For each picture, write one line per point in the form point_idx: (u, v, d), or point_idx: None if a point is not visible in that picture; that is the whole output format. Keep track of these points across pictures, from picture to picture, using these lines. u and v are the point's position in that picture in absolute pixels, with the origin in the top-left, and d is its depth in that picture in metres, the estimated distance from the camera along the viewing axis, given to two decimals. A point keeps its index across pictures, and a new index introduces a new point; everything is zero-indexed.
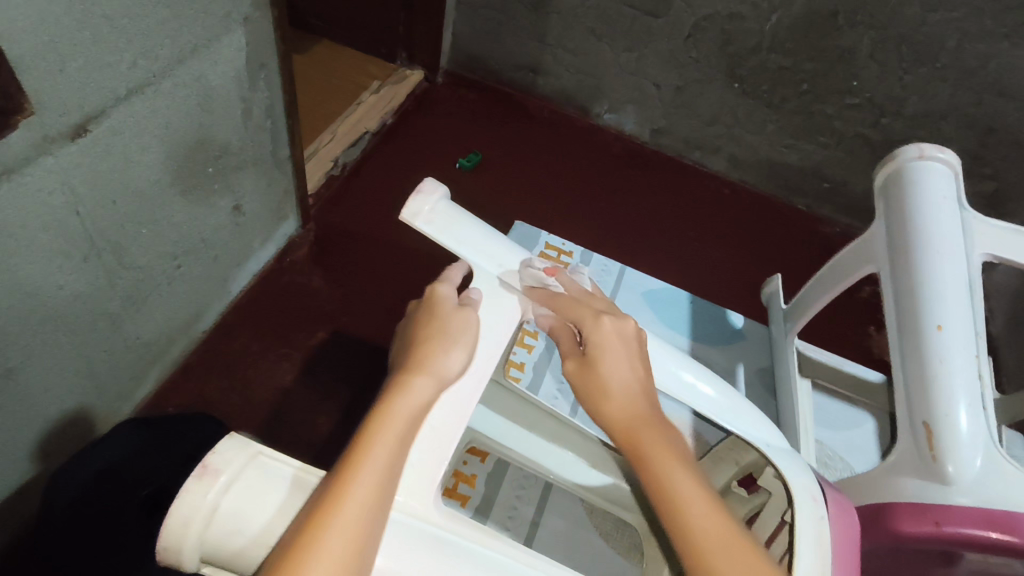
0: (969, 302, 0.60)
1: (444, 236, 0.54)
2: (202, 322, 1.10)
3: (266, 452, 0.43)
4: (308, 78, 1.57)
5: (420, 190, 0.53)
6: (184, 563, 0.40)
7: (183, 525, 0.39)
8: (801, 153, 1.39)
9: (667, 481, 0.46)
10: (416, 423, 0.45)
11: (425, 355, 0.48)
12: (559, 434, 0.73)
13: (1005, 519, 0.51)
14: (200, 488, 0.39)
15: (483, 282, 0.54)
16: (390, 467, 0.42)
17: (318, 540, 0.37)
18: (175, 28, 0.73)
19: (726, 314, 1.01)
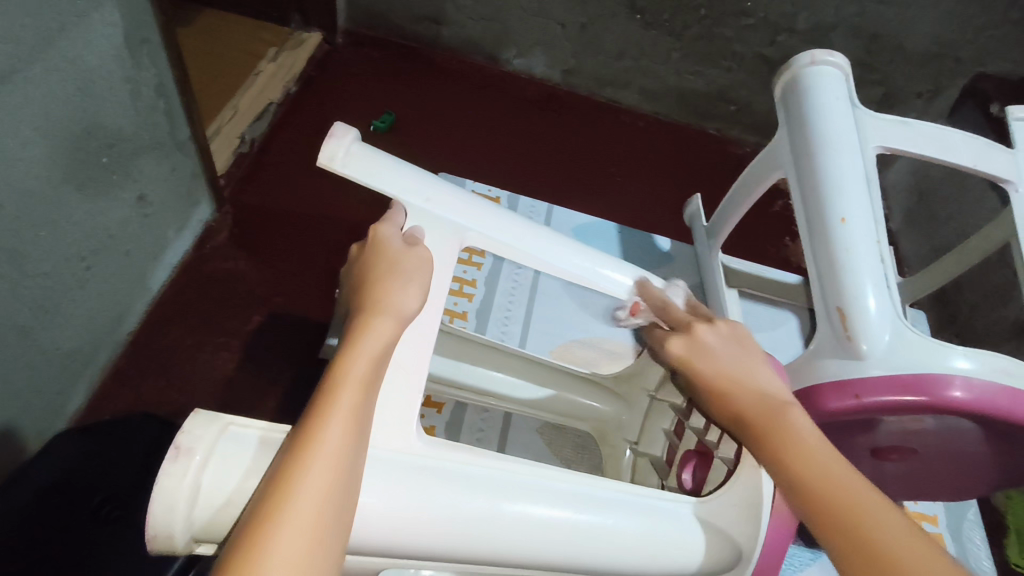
0: (867, 193, 0.65)
1: (366, 178, 0.53)
2: (126, 324, 1.05)
3: (235, 422, 0.44)
4: (198, 51, 1.47)
5: (332, 135, 0.51)
6: (176, 543, 0.41)
7: (169, 507, 0.40)
8: (707, 78, 1.44)
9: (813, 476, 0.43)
10: (382, 363, 0.45)
11: (380, 295, 0.47)
12: (505, 363, 0.75)
13: (914, 382, 0.57)
14: (178, 470, 0.40)
15: (417, 218, 0.54)
16: (359, 409, 0.42)
17: (296, 480, 0.37)
18: (37, 8, 0.67)
19: (652, 239, 1.05)
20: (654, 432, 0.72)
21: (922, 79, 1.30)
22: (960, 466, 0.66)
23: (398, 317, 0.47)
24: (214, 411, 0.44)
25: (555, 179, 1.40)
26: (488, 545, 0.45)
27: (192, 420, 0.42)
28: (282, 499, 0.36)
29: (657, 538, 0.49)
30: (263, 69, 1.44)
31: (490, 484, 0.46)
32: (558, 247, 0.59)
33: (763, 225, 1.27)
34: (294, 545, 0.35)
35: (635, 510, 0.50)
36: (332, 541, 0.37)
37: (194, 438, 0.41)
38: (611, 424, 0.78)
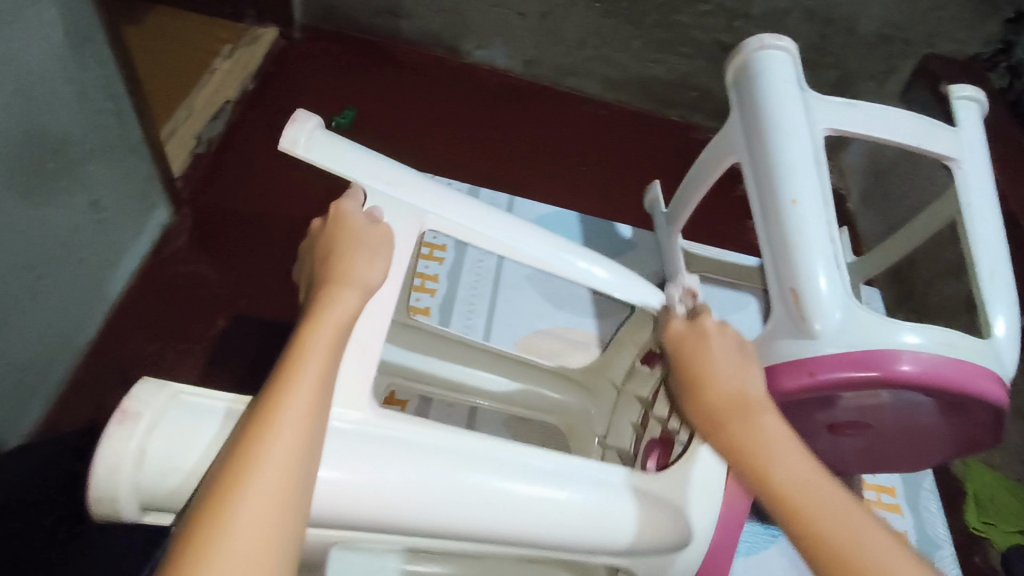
0: (817, 173, 0.66)
1: (328, 163, 0.52)
2: (84, 333, 1.02)
3: (184, 391, 0.45)
4: (147, 49, 1.42)
5: (294, 120, 0.51)
6: (119, 506, 0.42)
7: (112, 469, 0.41)
8: (668, 66, 1.45)
9: (765, 470, 0.46)
10: (347, 332, 0.44)
11: (345, 266, 0.47)
12: (473, 359, 0.76)
13: (865, 358, 0.59)
14: (122, 433, 0.41)
15: (377, 202, 0.53)
16: (326, 375, 0.41)
17: (261, 444, 0.37)
18: None
19: (615, 226, 1.05)
20: (623, 425, 0.72)
21: (875, 62, 1.33)
22: (916, 439, 0.67)
23: (364, 287, 0.47)
24: (165, 381, 0.45)
25: (519, 170, 1.39)
26: (449, 519, 0.46)
27: (139, 386, 0.43)
28: (247, 465, 0.36)
29: (608, 514, 0.50)
30: (218, 67, 1.40)
31: (450, 455, 0.47)
32: (521, 232, 0.59)
33: (725, 209, 1.29)
34: (259, 507, 0.35)
35: (588, 482, 0.51)
36: (297, 504, 0.37)
37: (140, 402, 0.42)
38: (579, 417, 0.78)
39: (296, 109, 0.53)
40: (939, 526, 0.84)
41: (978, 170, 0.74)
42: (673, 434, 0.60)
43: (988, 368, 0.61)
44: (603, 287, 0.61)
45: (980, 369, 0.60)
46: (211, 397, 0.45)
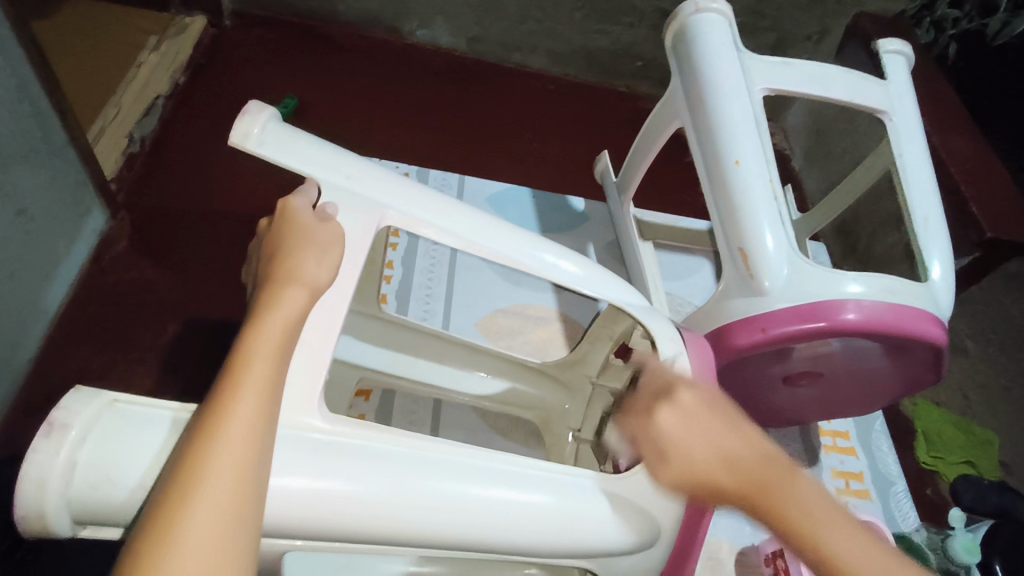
0: (757, 132, 0.67)
1: (283, 157, 0.50)
2: (23, 351, 0.96)
3: (120, 398, 0.42)
4: (66, 45, 1.34)
5: (244, 113, 0.49)
6: (53, 524, 0.39)
7: (39, 485, 0.38)
8: (611, 37, 1.46)
9: (825, 547, 0.42)
10: (294, 333, 0.43)
11: (289, 264, 0.45)
12: (446, 354, 0.74)
13: (812, 311, 0.60)
14: (48, 445, 0.38)
15: (333, 193, 0.51)
16: (273, 379, 0.40)
17: (208, 452, 0.36)
18: None
19: (566, 199, 1.03)
20: (594, 419, 0.71)
21: (809, 23, 1.36)
22: (864, 384, 0.70)
23: (311, 287, 0.45)
24: (97, 387, 0.42)
25: (469, 150, 1.38)
26: (407, 521, 0.45)
27: (69, 394, 0.40)
28: (191, 478, 0.35)
29: (571, 513, 0.50)
30: (146, 60, 1.33)
31: (404, 456, 0.46)
32: (480, 220, 0.57)
33: (675, 176, 1.32)
34: (212, 522, 0.34)
35: (552, 487, 0.50)
36: (251, 512, 0.36)
37: (69, 412, 0.39)
38: (554, 413, 0.76)
39: (248, 101, 0.51)
40: (891, 464, 0.87)
41: (910, 121, 0.77)
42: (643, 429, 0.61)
43: (927, 311, 0.64)
44: (571, 281, 0.59)
45: (920, 312, 0.63)
46: (152, 404, 0.42)
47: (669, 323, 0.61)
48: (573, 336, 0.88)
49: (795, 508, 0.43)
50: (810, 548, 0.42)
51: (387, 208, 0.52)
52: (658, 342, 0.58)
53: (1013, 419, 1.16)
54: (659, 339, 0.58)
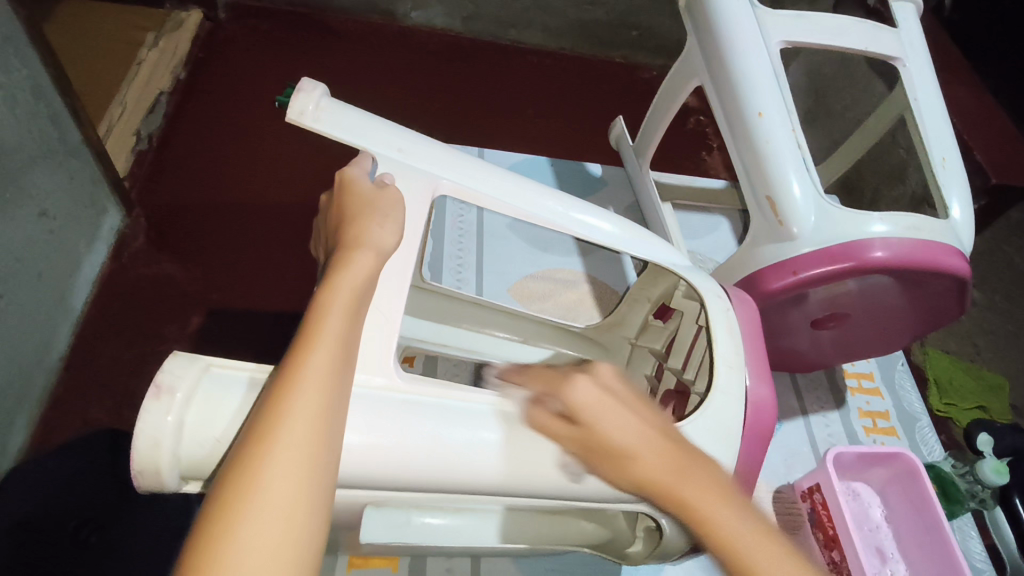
0: (777, 84, 0.69)
1: (337, 131, 0.52)
2: (54, 349, 0.99)
3: (216, 362, 0.44)
4: (63, 44, 1.34)
5: (300, 90, 0.51)
6: (165, 481, 0.42)
7: (152, 443, 0.40)
8: (607, 7, 1.47)
9: (715, 527, 0.42)
10: (364, 292, 0.45)
11: (353, 232, 0.47)
12: (485, 320, 0.75)
13: (841, 252, 0.63)
14: (159, 407, 0.40)
15: (387, 165, 0.54)
16: (345, 338, 0.42)
17: (287, 402, 0.38)
18: None
19: (584, 165, 1.03)
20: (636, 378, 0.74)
21: None
22: (890, 325, 0.72)
23: (378, 250, 0.47)
24: (194, 353, 0.44)
25: (476, 128, 1.39)
26: (480, 471, 0.47)
27: (171, 359, 0.42)
28: (272, 422, 0.37)
29: None
30: (144, 59, 1.33)
31: (472, 412, 0.48)
32: (518, 184, 0.59)
33: (678, 145, 1.36)
34: (289, 462, 0.36)
35: None
36: (326, 461, 0.38)
37: (174, 376, 0.41)
38: None
39: (301, 80, 0.53)
40: (915, 402, 0.90)
41: (921, 68, 0.78)
42: (689, 385, 0.63)
43: (949, 245, 0.66)
44: (610, 241, 0.61)
45: (943, 247, 0.65)
46: (242, 367, 0.45)
47: (714, 281, 0.61)
48: (602, 297, 0.90)
49: (691, 493, 0.43)
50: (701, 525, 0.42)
51: (433, 174, 0.55)
52: (704, 298, 0.58)
53: (1022, 362, 1.19)
54: (704, 293, 0.59)
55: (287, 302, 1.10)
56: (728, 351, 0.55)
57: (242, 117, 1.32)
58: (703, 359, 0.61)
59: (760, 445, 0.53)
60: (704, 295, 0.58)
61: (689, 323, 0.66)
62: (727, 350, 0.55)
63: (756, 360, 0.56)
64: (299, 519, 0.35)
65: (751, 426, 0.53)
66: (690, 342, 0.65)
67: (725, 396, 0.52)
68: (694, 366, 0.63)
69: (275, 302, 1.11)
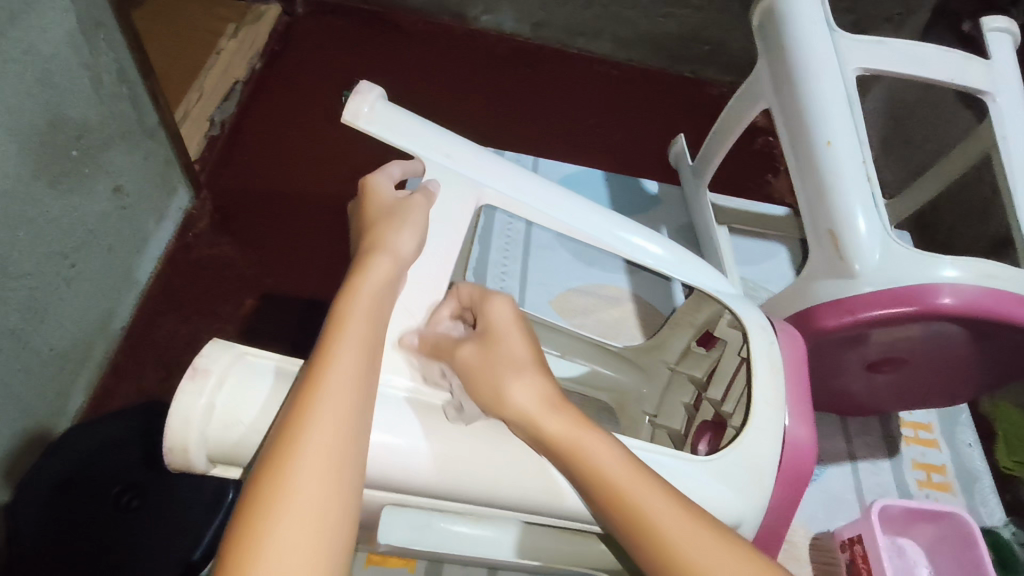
0: (850, 112, 0.66)
1: (389, 135, 0.53)
2: (117, 320, 1.04)
3: (251, 350, 0.45)
4: (151, 31, 1.41)
5: (356, 92, 0.52)
6: (193, 461, 0.43)
7: (183, 422, 0.41)
8: (678, 20, 1.43)
9: (587, 458, 0.42)
10: (386, 296, 0.45)
11: (378, 236, 0.48)
12: None
13: (905, 295, 0.59)
14: (192, 387, 0.42)
15: (435, 172, 0.54)
16: (371, 340, 0.43)
17: (313, 404, 0.38)
18: None
19: (640, 182, 1.01)
20: (674, 405, 0.71)
21: (892, 2, 1.29)
22: (953, 375, 0.68)
23: (397, 255, 0.47)
24: (232, 340, 0.45)
25: (533, 134, 1.39)
26: (503, 485, 0.46)
27: (209, 343, 0.43)
28: (300, 423, 0.37)
29: None
30: (223, 49, 1.40)
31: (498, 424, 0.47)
32: (566, 198, 0.58)
33: (740, 166, 1.32)
34: (317, 463, 0.36)
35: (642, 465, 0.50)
36: (355, 459, 0.38)
37: (210, 359, 0.43)
38: (631, 395, 0.75)
39: (358, 81, 0.54)
40: (977, 459, 0.83)
41: (1014, 103, 0.73)
42: (726, 417, 0.59)
43: None
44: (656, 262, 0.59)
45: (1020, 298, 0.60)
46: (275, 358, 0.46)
47: (760, 311, 0.59)
48: (647, 317, 0.88)
49: (567, 430, 0.43)
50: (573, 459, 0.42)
51: (482, 184, 0.55)
52: (748, 332, 0.56)
53: None
54: (747, 325, 0.56)
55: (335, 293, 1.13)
56: (768, 387, 0.52)
57: (307, 109, 1.36)
58: (741, 392, 0.58)
59: (796, 490, 0.50)
60: (747, 326, 0.56)
61: (731, 354, 0.63)
62: (766, 385, 0.52)
63: (798, 399, 0.53)
64: (328, 519, 0.35)
65: (789, 468, 0.50)
66: (730, 375, 0.62)
67: (764, 434, 0.50)
68: (734, 399, 0.59)
69: (324, 291, 1.13)
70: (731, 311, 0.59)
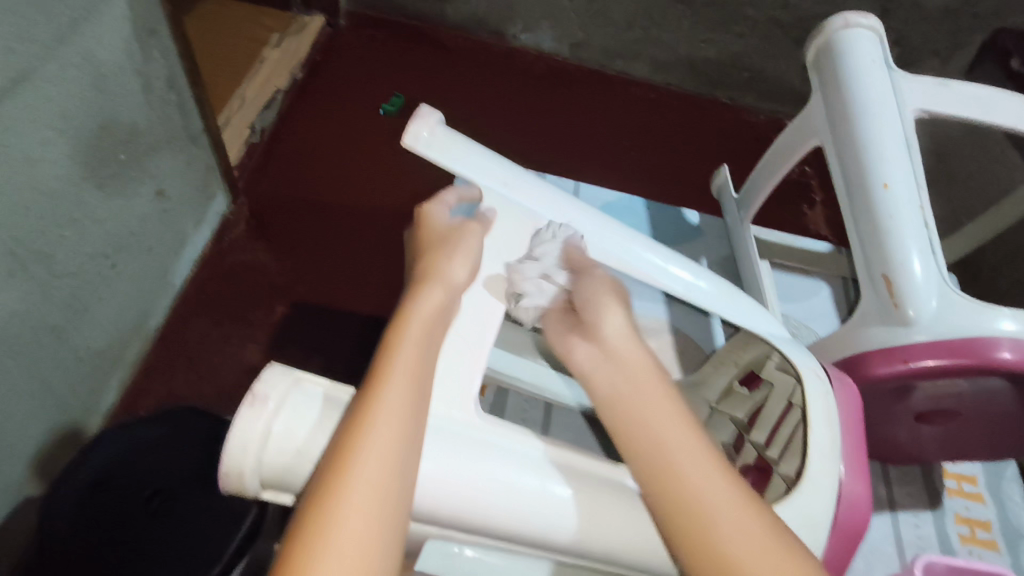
0: (908, 153, 0.65)
1: (446, 159, 0.55)
2: (151, 321, 1.05)
3: (307, 377, 0.45)
4: (199, 38, 1.45)
5: (418, 115, 0.53)
6: (245, 486, 0.43)
7: (241, 447, 0.42)
8: (718, 46, 1.41)
9: (656, 436, 0.44)
10: (437, 325, 0.46)
11: (431, 264, 0.49)
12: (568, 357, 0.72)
13: (963, 346, 0.57)
14: (253, 412, 0.42)
15: (492, 200, 0.56)
16: (421, 372, 0.43)
17: (365, 436, 0.39)
18: (33, 19, 0.67)
19: (681, 212, 1.00)
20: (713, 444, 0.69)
21: (940, 37, 1.27)
22: (1005, 430, 0.65)
23: (448, 284, 0.49)
24: (290, 367, 0.45)
25: (569, 156, 1.39)
26: (546, 525, 0.43)
27: (269, 369, 0.44)
28: (351, 455, 0.38)
29: None
30: (268, 57, 1.42)
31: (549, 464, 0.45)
32: (612, 231, 0.59)
33: (777, 197, 1.30)
34: (366, 498, 0.36)
35: None
36: (401, 499, 0.38)
37: (270, 386, 0.43)
38: None
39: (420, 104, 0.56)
40: None
41: None
42: (771, 461, 0.58)
43: None
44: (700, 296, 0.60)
45: None
46: (333, 387, 0.46)
47: (813, 356, 0.58)
48: (684, 350, 0.87)
49: (646, 406, 0.45)
50: (651, 435, 0.44)
51: (535, 215, 0.57)
52: (800, 374, 0.55)
53: None
54: (801, 371, 0.55)
55: (366, 306, 1.14)
56: (820, 439, 0.51)
57: (346, 121, 1.37)
58: (791, 435, 0.57)
59: (846, 545, 0.49)
60: (801, 373, 0.55)
61: (779, 397, 0.62)
62: (819, 438, 0.51)
63: (854, 453, 0.52)
64: (373, 554, 0.35)
65: (841, 526, 0.49)
66: (776, 418, 0.61)
67: (815, 488, 0.49)
68: (779, 442, 0.58)
69: (356, 303, 1.14)
70: (784, 353, 0.59)
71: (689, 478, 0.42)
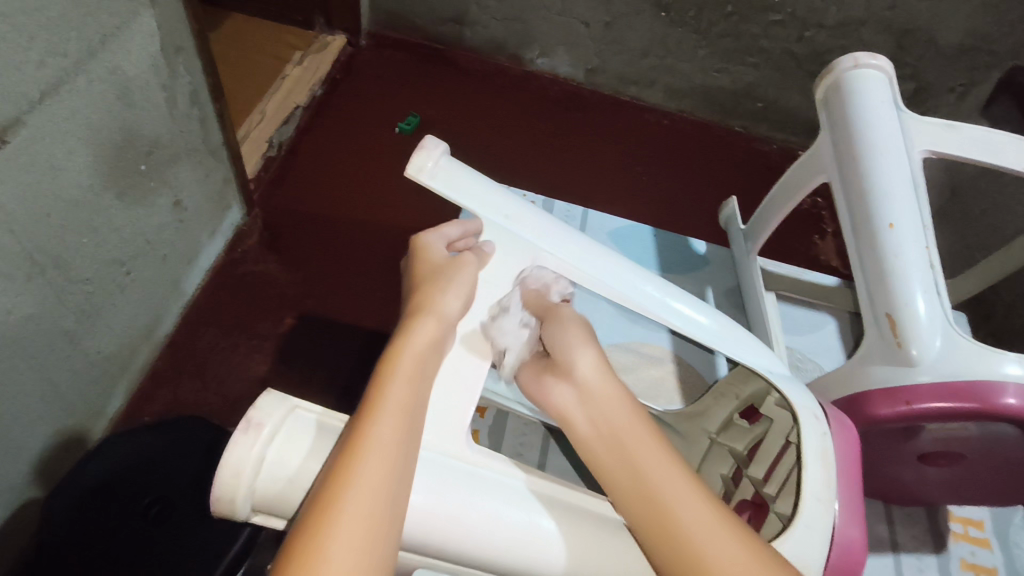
0: (914, 195, 0.65)
1: (449, 191, 0.55)
2: (161, 328, 1.06)
3: (302, 404, 0.46)
4: (223, 55, 1.48)
5: (422, 147, 0.54)
6: (237, 510, 0.43)
7: (234, 472, 0.42)
8: (733, 75, 1.42)
9: (642, 480, 0.44)
10: (427, 359, 0.47)
11: (425, 297, 0.50)
12: None
13: (966, 389, 0.56)
14: (247, 438, 0.42)
15: (494, 233, 0.57)
16: (411, 406, 0.44)
17: (353, 471, 0.39)
18: (66, 31, 0.69)
19: (688, 241, 1.00)
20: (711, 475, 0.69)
21: (955, 73, 1.27)
22: (1012, 476, 0.64)
23: (440, 316, 0.49)
24: (285, 392, 0.46)
25: (580, 180, 1.40)
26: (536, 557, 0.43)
27: (265, 396, 0.44)
28: (337, 492, 0.38)
29: None
30: (289, 75, 1.45)
31: (539, 497, 0.46)
32: (613, 262, 0.59)
33: (788, 227, 1.30)
34: (353, 534, 0.37)
35: None
36: (390, 529, 0.38)
37: (265, 413, 0.43)
38: None
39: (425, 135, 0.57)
40: None
41: None
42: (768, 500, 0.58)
43: None
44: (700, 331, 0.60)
45: None
46: (327, 414, 0.46)
47: (812, 397, 0.57)
48: (687, 380, 0.86)
49: (629, 444, 0.46)
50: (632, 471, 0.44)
51: (536, 245, 0.57)
52: (799, 417, 0.54)
53: None
54: (798, 412, 0.55)
55: (373, 321, 1.14)
56: (816, 483, 0.50)
57: (361, 139, 1.39)
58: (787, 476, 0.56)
59: None
60: (798, 414, 0.55)
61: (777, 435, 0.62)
62: (817, 480, 0.50)
63: (849, 494, 0.51)
64: None
65: (835, 566, 0.48)
66: (774, 455, 0.60)
67: (809, 529, 0.48)
68: (777, 482, 0.58)
69: (363, 317, 1.15)
70: (782, 393, 0.58)
71: (679, 516, 0.42)
